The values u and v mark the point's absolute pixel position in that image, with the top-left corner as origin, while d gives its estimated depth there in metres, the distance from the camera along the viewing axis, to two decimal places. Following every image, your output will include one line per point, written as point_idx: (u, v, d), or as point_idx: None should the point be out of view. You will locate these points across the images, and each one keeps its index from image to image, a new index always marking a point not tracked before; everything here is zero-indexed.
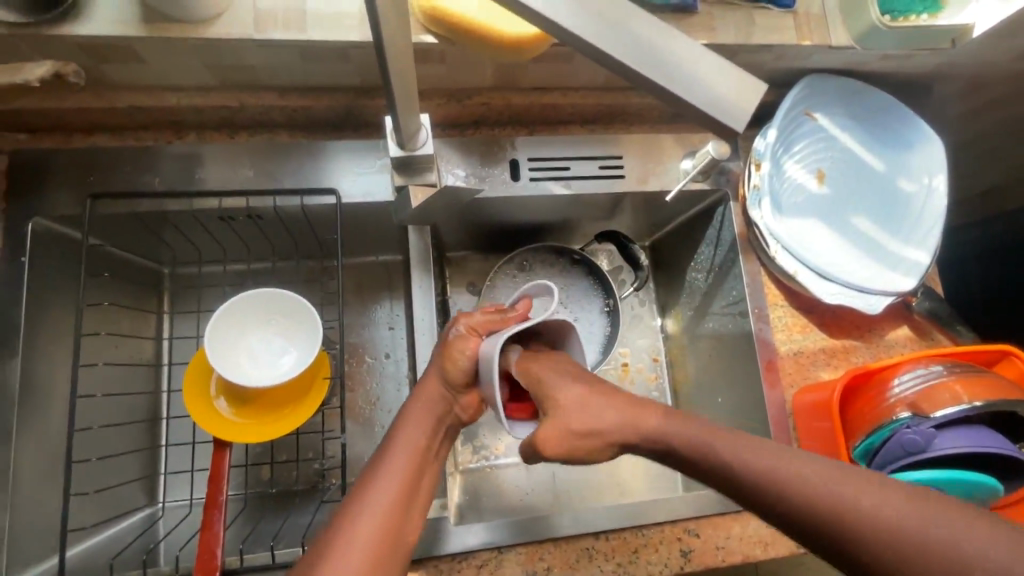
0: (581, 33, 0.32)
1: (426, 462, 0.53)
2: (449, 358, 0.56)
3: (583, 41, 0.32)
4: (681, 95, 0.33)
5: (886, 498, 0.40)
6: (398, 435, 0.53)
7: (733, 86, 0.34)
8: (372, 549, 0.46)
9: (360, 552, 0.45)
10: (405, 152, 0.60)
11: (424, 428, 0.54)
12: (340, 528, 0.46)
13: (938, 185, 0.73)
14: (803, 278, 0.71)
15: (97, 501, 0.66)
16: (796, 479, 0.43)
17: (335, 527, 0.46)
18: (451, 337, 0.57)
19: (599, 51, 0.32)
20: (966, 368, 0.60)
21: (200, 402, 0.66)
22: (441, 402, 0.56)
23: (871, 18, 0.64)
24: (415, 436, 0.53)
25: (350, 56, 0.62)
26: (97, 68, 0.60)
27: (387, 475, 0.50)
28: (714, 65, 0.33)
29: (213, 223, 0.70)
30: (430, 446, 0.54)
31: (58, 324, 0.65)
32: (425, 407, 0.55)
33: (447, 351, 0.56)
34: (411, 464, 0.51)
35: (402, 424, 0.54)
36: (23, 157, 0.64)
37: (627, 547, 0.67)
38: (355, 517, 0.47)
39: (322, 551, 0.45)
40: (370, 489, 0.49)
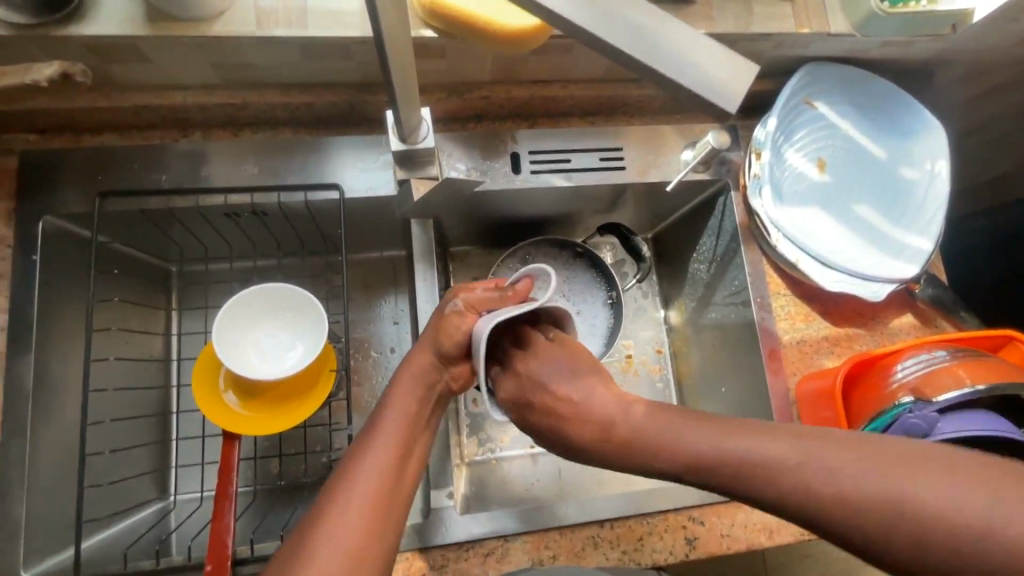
0: (577, 18, 0.33)
1: (418, 431, 0.52)
2: (445, 333, 0.56)
3: (577, 27, 0.33)
4: (677, 79, 0.34)
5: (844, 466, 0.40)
6: (389, 403, 0.53)
7: (727, 70, 0.34)
8: (369, 517, 0.45)
9: (357, 520, 0.44)
10: (407, 146, 0.61)
11: (413, 402, 0.53)
12: (333, 495, 0.45)
13: (940, 171, 0.73)
14: (805, 266, 0.71)
15: (110, 494, 0.68)
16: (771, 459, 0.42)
17: (330, 494, 0.46)
18: (448, 311, 0.58)
19: (594, 36, 0.33)
20: (968, 352, 0.61)
21: (210, 395, 0.67)
22: (431, 371, 0.56)
23: (870, 4, 0.65)
24: (404, 408, 0.52)
25: (352, 52, 0.62)
26: (104, 68, 0.61)
27: (379, 444, 0.49)
28: (707, 50, 0.34)
29: (219, 219, 0.71)
30: (421, 414, 0.53)
31: (70, 322, 0.66)
32: (414, 376, 0.55)
33: (444, 324, 0.57)
34: (401, 432, 0.51)
35: (391, 394, 0.53)
36: (32, 157, 0.66)
37: (632, 535, 0.68)
38: (349, 486, 0.46)
39: (317, 517, 0.44)
40: (362, 458, 0.48)
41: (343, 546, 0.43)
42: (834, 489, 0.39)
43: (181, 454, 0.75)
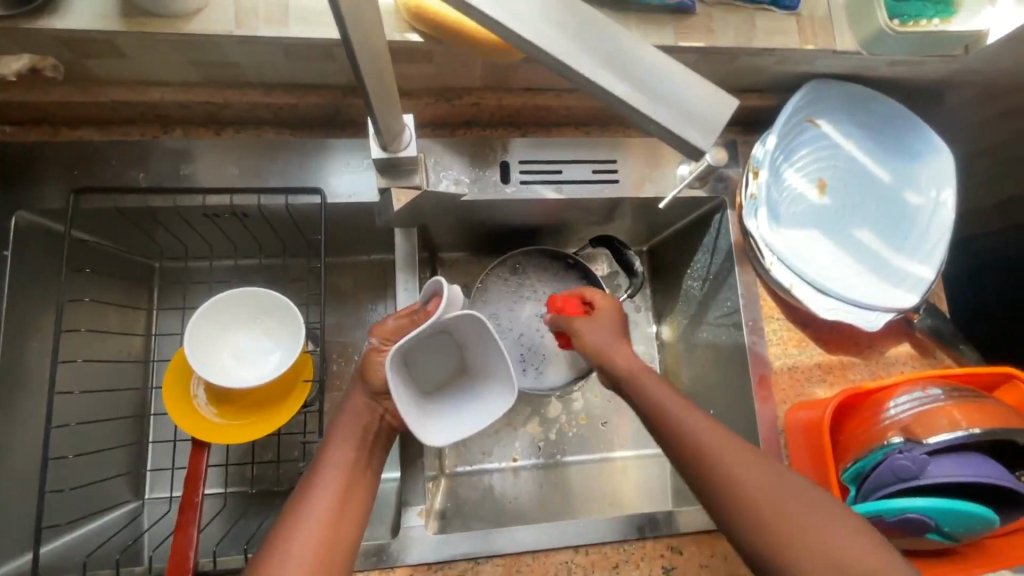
0: (548, 45, 0.33)
1: (362, 477, 0.51)
2: (372, 370, 0.55)
3: (549, 54, 0.33)
4: (646, 108, 0.34)
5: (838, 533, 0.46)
6: (327, 450, 0.52)
7: (702, 103, 0.34)
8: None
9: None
10: (389, 154, 0.59)
11: (352, 445, 0.52)
12: (267, 559, 0.45)
13: (945, 199, 0.70)
14: (799, 292, 0.68)
15: (78, 496, 0.66)
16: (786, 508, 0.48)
17: (264, 557, 0.45)
18: (366, 351, 0.56)
19: (566, 63, 0.33)
20: (965, 393, 0.58)
21: (182, 401, 0.66)
22: (366, 413, 0.54)
23: (878, 22, 0.62)
24: (343, 456, 0.51)
25: (335, 54, 0.60)
26: (80, 63, 0.59)
27: (316, 498, 0.48)
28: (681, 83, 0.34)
29: (198, 219, 0.69)
30: (362, 458, 0.52)
31: (41, 321, 0.65)
32: (351, 420, 0.53)
33: (367, 367, 0.55)
34: (340, 481, 0.50)
35: (331, 441, 0.52)
36: (8, 150, 0.64)
37: (607, 562, 0.66)
38: (282, 549, 0.45)
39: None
40: (298, 514, 0.47)
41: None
42: (762, 515, 0.48)
43: (154, 456, 0.74)
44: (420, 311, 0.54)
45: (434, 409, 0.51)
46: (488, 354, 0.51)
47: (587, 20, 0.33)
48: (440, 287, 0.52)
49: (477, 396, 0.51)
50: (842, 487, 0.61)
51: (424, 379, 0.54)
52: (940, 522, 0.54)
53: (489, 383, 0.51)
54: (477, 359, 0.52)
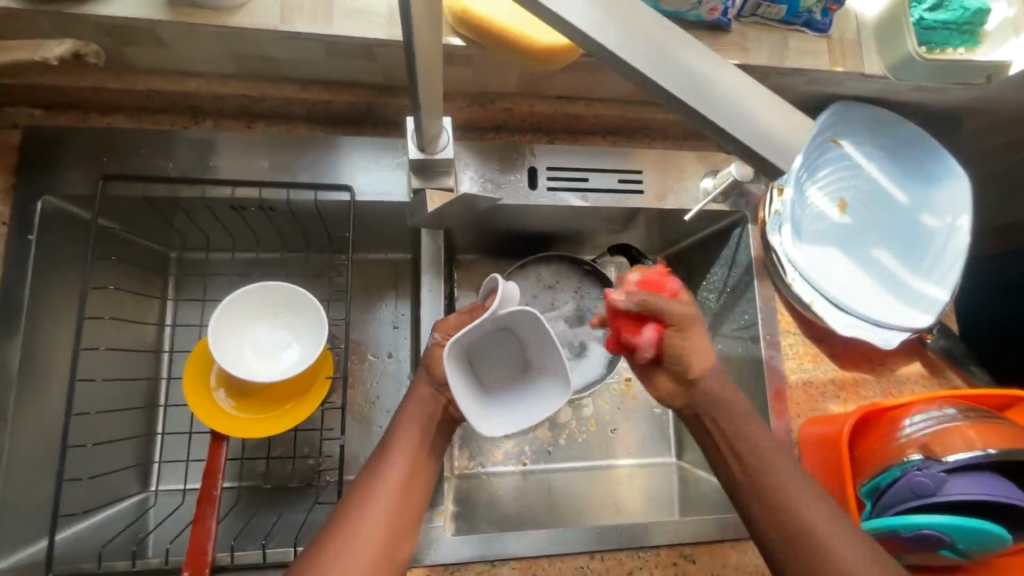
0: (627, 55, 0.30)
1: (424, 465, 0.53)
2: (433, 362, 0.56)
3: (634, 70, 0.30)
4: (731, 129, 0.31)
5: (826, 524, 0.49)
6: (396, 435, 0.53)
7: (785, 124, 0.32)
8: (371, 558, 0.46)
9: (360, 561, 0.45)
10: (425, 155, 0.59)
11: (418, 427, 0.54)
12: (339, 533, 0.46)
13: (961, 223, 0.72)
14: (819, 308, 0.70)
15: (89, 486, 0.65)
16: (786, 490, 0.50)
17: (335, 530, 0.46)
18: (430, 347, 0.57)
19: (648, 78, 0.30)
20: (981, 414, 0.59)
21: (200, 393, 0.65)
22: (431, 401, 0.56)
23: (908, 48, 0.63)
24: (410, 437, 0.53)
25: (376, 53, 0.60)
26: (118, 49, 0.58)
27: (386, 477, 0.50)
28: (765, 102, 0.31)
29: (224, 212, 0.69)
30: (426, 446, 0.54)
31: (63, 306, 0.64)
32: (417, 404, 0.55)
33: (430, 360, 0.57)
34: (406, 465, 0.51)
35: (400, 422, 0.54)
36: (35, 133, 0.63)
37: (621, 569, 0.66)
38: (353, 524, 0.47)
39: (319, 554, 0.45)
40: (367, 494, 0.49)
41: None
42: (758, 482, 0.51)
43: (165, 448, 0.73)
44: (478, 307, 0.56)
45: (494, 405, 0.50)
46: (549, 350, 0.49)
47: (668, 31, 0.31)
48: (496, 283, 0.53)
49: (539, 394, 0.49)
50: (857, 501, 0.62)
51: (487, 375, 0.53)
52: (955, 539, 0.55)
53: (551, 378, 0.49)
54: (536, 352, 0.51)
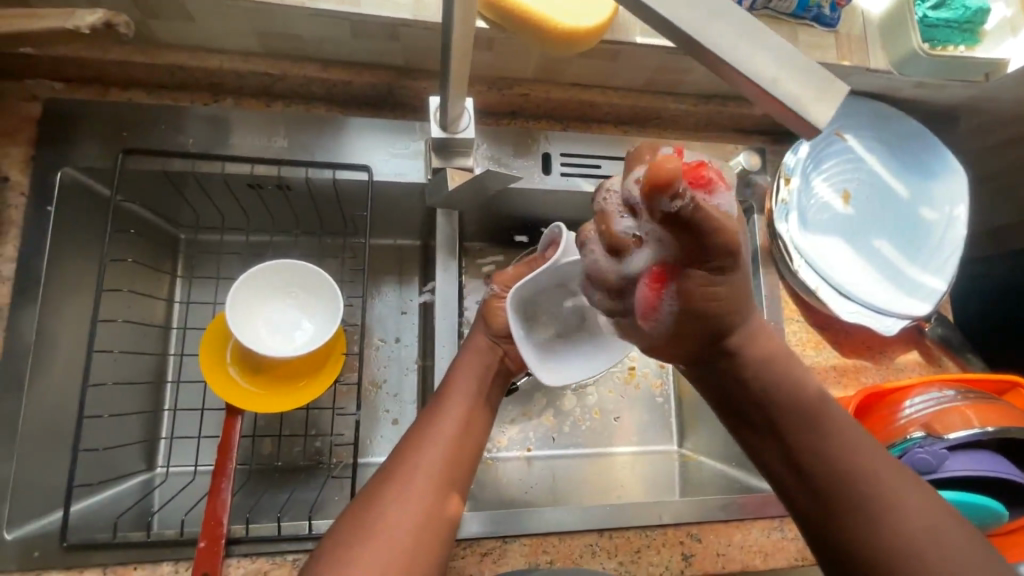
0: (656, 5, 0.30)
1: (478, 417, 0.56)
2: (491, 314, 0.63)
3: (668, 23, 0.30)
4: (769, 91, 0.31)
5: (909, 507, 0.42)
6: (451, 386, 0.57)
7: (822, 87, 0.31)
8: (431, 491, 0.49)
9: (420, 493, 0.49)
10: (447, 134, 0.61)
11: (474, 376, 0.59)
12: (400, 468, 0.50)
13: (959, 215, 0.75)
14: (823, 295, 0.72)
15: (99, 460, 0.65)
16: (855, 465, 0.44)
17: (397, 466, 0.50)
18: (489, 298, 0.64)
19: (676, 29, 0.30)
20: (979, 395, 0.61)
21: (215, 367, 0.66)
22: (488, 352, 0.62)
23: (912, 44, 0.66)
24: (467, 384, 0.58)
25: (400, 34, 0.62)
26: (145, 23, 0.59)
27: (443, 422, 0.54)
28: (805, 62, 0.30)
29: (241, 189, 0.69)
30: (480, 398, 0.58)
31: (80, 278, 0.64)
32: (474, 355, 0.61)
33: (489, 311, 0.63)
34: (461, 414, 0.55)
35: (458, 369, 0.59)
36: (55, 106, 0.64)
37: (629, 547, 0.68)
38: (415, 460, 0.50)
39: (381, 486, 0.49)
40: (426, 435, 0.53)
41: (407, 515, 0.47)
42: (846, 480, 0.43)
43: (175, 425, 0.73)
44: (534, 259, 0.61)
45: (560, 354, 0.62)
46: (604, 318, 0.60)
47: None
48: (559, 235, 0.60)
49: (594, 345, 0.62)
50: None
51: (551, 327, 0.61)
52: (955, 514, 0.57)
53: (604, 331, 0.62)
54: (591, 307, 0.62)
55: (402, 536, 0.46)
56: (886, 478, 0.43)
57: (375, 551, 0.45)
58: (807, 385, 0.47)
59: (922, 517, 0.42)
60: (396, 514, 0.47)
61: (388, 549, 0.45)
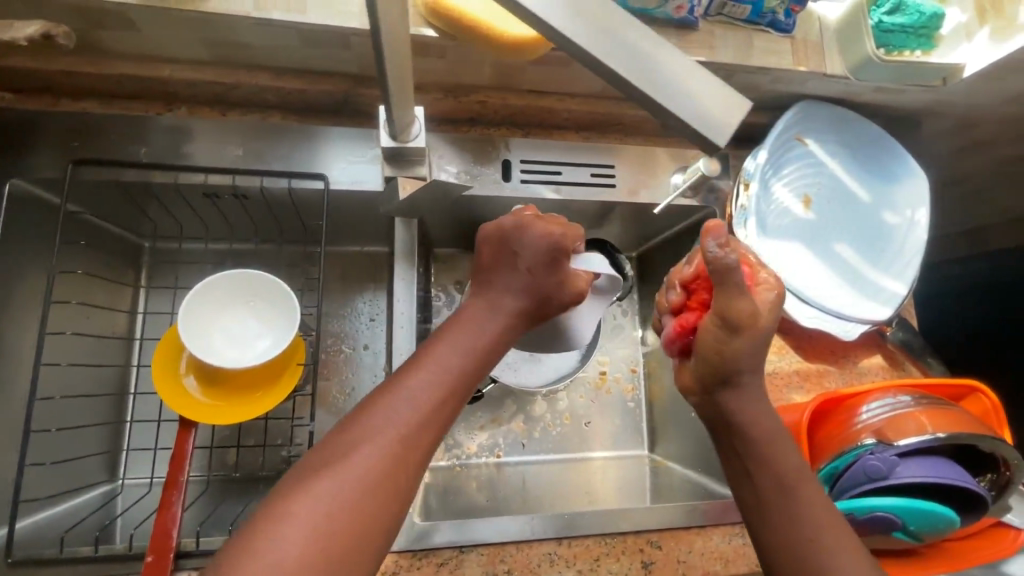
0: (559, 25, 0.31)
1: (496, 346, 0.49)
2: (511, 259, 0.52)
3: (569, 39, 0.31)
4: (667, 106, 0.32)
5: (817, 521, 0.45)
6: (470, 311, 0.50)
7: (724, 106, 0.33)
8: (421, 419, 0.43)
9: (409, 420, 0.42)
10: (397, 143, 0.60)
11: (469, 341, 0.48)
12: (391, 391, 0.44)
13: (920, 220, 0.75)
14: (782, 300, 0.72)
15: (53, 474, 0.65)
16: (785, 480, 0.47)
17: (388, 389, 0.44)
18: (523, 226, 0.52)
19: (579, 49, 0.31)
20: (933, 400, 0.61)
21: (169, 378, 0.65)
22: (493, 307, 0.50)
23: (866, 49, 0.66)
24: (459, 349, 0.47)
25: (350, 42, 0.61)
26: (91, 33, 0.59)
27: (451, 349, 0.47)
28: (709, 81, 0.32)
29: (197, 199, 0.69)
30: (508, 327, 0.50)
31: (30, 289, 0.64)
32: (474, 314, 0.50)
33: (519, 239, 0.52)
34: (475, 345, 0.48)
35: (449, 330, 0.49)
36: (5, 116, 0.63)
37: (588, 555, 0.67)
38: (408, 385, 0.44)
39: (369, 406, 0.43)
40: (429, 360, 0.46)
41: (389, 440, 0.41)
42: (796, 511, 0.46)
43: (134, 436, 0.73)
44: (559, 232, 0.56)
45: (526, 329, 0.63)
46: None
47: (611, 6, 0.31)
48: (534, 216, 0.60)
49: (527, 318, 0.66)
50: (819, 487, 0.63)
51: None
52: (907, 522, 0.57)
53: None
54: None
55: (382, 458, 0.41)
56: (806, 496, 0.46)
57: (348, 468, 0.40)
58: (754, 411, 0.48)
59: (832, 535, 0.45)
60: (324, 494, 0.38)
61: (358, 472, 0.40)
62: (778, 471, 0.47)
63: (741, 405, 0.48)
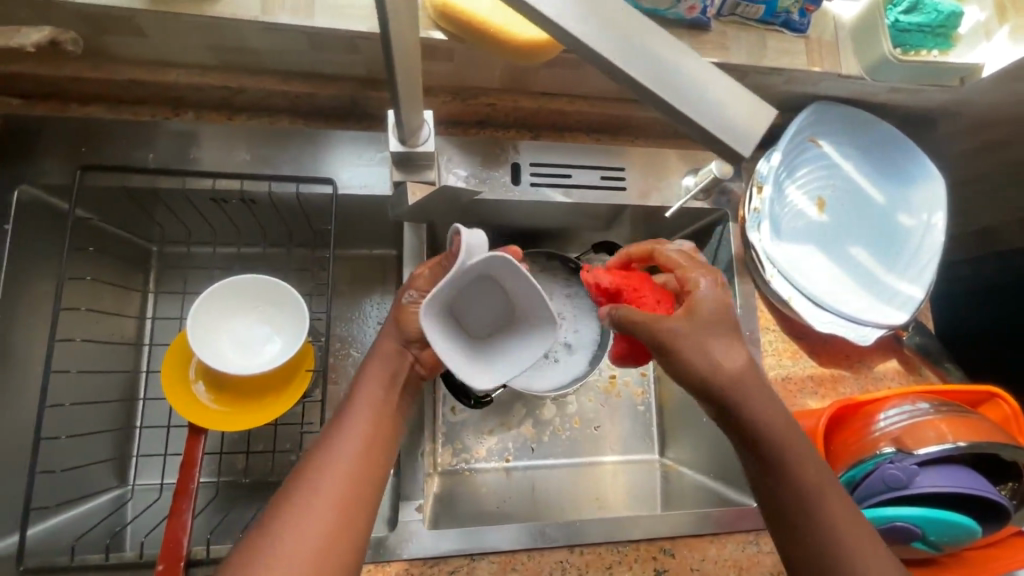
0: (579, 32, 0.30)
1: (387, 421, 0.51)
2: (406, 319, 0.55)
3: (588, 45, 0.30)
4: (689, 115, 0.31)
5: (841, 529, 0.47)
6: (355, 394, 0.52)
7: (750, 114, 0.32)
8: (332, 517, 0.45)
9: (320, 523, 0.44)
10: (406, 148, 0.60)
11: (383, 384, 0.52)
12: (296, 494, 0.45)
13: (937, 223, 0.73)
14: (796, 305, 0.71)
15: (64, 480, 0.65)
16: (803, 492, 0.48)
17: (291, 492, 0.45)
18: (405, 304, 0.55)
19: (600, 56, 0.30)
20: (952, 408, 0.60)
21: (178, 384, 0.65)
22: (395, 359, 0.54)
23: (883, 50, 0.64)
24: (374, 392, 0.52)
25: (358, 46, 0.61)
26: (98, 38, 0.58)
27: (344, 439, 0.48)
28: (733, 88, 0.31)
29: (205, 204, 0.68)
30: (390, 402, 0.52)
31: (39, 296, 0.63)
32: (381, 361, 0.54)
33: (405, 317, 0.55)
34: (365, 429, 0.49)
35: (362, 375, 0.53)
36: (13, 122, 0.63)
37: (601, 563, 0.67)
38: (312, 487, 0.45)
39: (273, 517, 0.44)
40: (325, 457, 0.47)
41: (304, 547, 0.43)
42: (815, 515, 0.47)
43: (143, 442, 0.73)
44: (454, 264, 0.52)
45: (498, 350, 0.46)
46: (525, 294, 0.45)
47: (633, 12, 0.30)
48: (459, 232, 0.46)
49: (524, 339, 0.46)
50: None
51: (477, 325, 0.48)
52: (926, 532, 0.56)
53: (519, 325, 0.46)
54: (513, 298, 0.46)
55: (301, 570, 0.42)
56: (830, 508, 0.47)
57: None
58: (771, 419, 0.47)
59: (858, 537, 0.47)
60: (288, 544, 0.43)
61: (292, 566, 0.42)
62: (795, 485, 0.48)
63: (752, 410, 0.49)
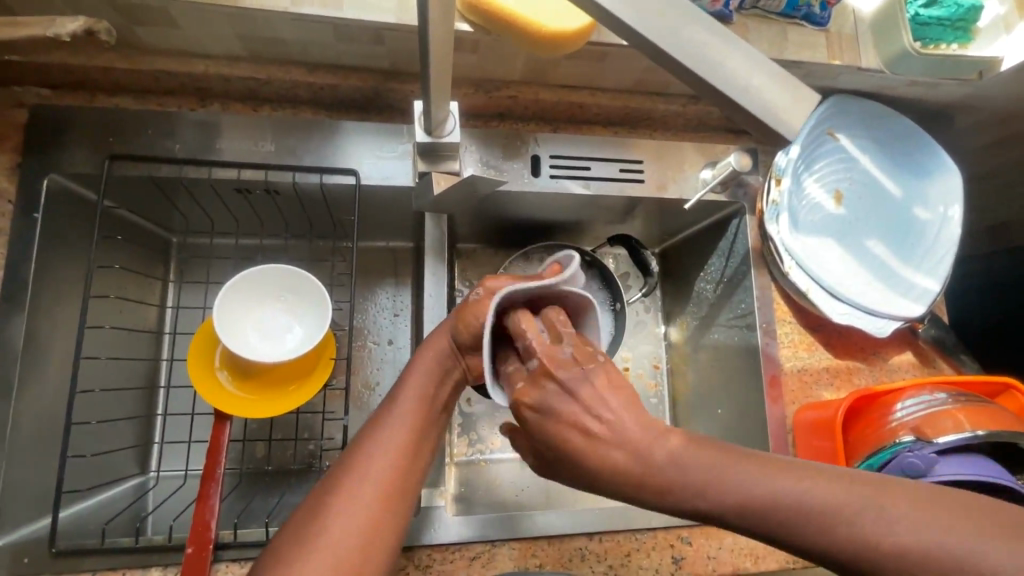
0: (625, 14, 0.30)
1: (432, 414, 0.52)
2: (462, 319, 0.54)
3: (633, 29, 0.31)
4: (740, 100, 0.32)
5: (883, 510, 0.35)
6: (402, 389, 0.52)
7: (793, 97, 0.32)
8: (377, 506, 0.45)
9: (363, 509, 0.44)
10: (432, 139, 0.60)
11: (432, 381, 0.53)
12: (342, 479, 0.45)
13: (953, 215, 0.73)
14: (815, 297, 0.71)
15: (91, 466, 0.66)
16: (818, 505, 0.35)
17: (339, 477, 0.45)
18: (469, 300, 0.55)
19: (645, 39, 0.31)
20: (970, 398, 0.61)
21: (203, 372, 0.65)
22: (448, 358, 0.55)
23: (903, 43, 0.65)
24: (424, 388, 0.52)
25: (384, 37, 0.62)
26: (129, 28, 0.59)
27: (390, 432, 0.49)
28: (780, 72, 0.32)
29: (229, 194, 0.69)
30: (436, 398, 0.53)
31: (69, 282, 0.65)
32: (433, 358, 0.54)
33: (464, 311, 0.54)
34: (410, 423, 0.50)
35: (411, 371, 0.53)
36: (41, 111, 0.64)
37: (619, 551, 0.68)
38: (359, 472, 0.45)
39: (323, 500, 0.44)
40: (371, 446, 0.47)
41: (349, 530, 0.43)
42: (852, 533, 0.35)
43: (166, 430, 0.74)
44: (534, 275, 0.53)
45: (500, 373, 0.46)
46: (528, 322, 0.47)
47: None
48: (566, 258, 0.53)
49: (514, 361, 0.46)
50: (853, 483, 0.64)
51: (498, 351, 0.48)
52: None
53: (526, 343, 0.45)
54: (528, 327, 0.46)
55: (345, 553, 0.42)
56: (858, 499, 0.35)
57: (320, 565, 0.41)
58: None
59: (916, 517, 0.34)
60: (336, 528, 0.43)
61: (338, 550, 0.42)
62: (790, 502, 0.36)
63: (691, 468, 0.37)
